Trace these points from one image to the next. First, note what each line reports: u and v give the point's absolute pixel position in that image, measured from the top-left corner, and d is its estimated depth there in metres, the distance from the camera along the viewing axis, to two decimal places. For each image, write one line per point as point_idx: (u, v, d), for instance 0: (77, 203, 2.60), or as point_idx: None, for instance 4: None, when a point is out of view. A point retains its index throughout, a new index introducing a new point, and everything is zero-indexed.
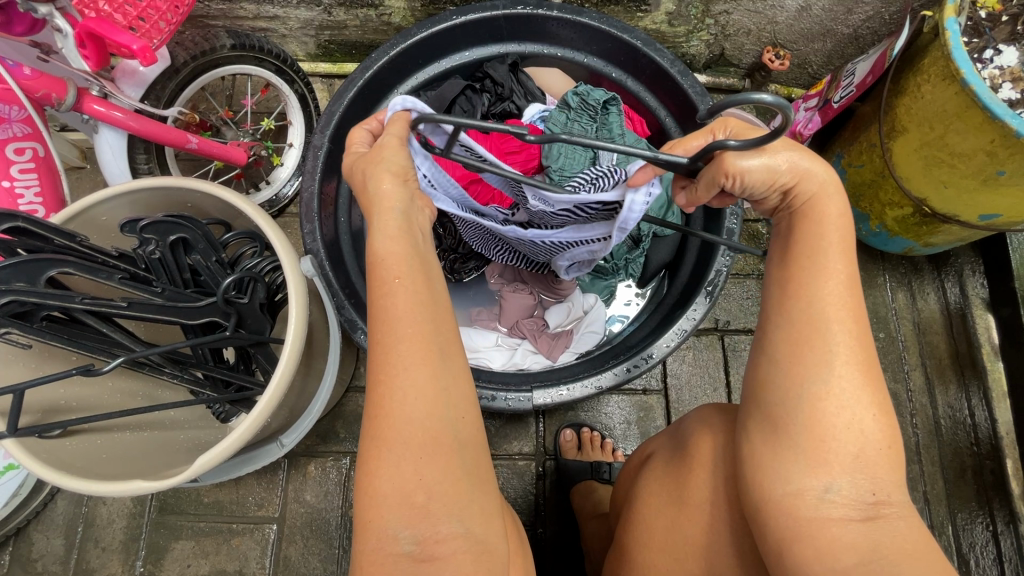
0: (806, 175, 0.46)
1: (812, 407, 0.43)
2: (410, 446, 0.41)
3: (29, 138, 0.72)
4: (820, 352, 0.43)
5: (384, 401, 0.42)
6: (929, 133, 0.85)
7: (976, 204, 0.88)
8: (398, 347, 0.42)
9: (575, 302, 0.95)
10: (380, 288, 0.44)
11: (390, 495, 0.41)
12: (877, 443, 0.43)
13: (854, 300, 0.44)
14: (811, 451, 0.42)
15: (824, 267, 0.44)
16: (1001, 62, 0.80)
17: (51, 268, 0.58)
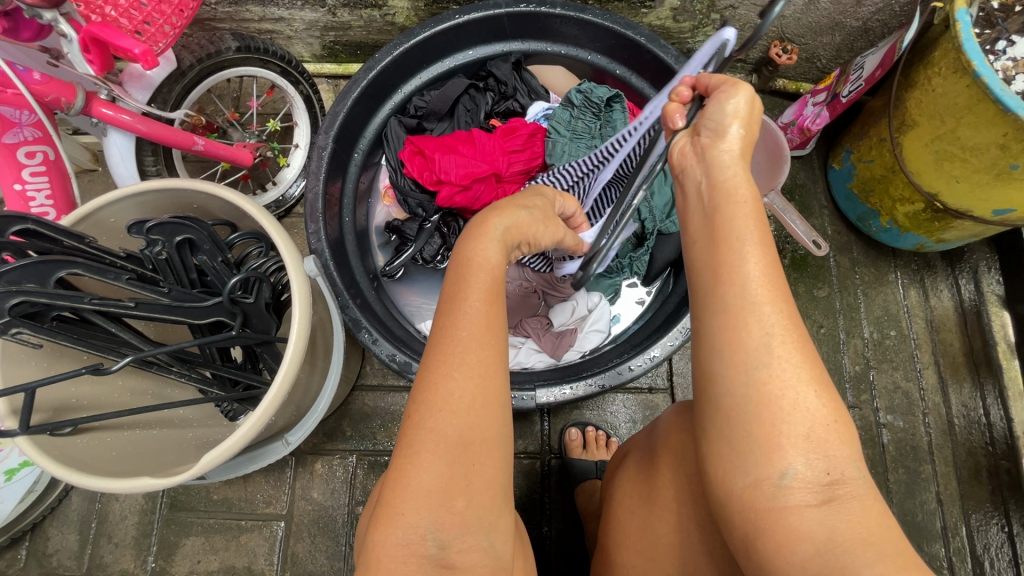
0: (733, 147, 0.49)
1: (757, 390, 0.42)
2: (460, 447, 0.42)
3: (40, 142, 0.73)
4: (757, 333, 0.42)
5: (443, 402, 0.43)
6: (939, 127, 0.84)
7: (988, 199, 0.86)
8: (468, 355, 0.44)
9: (579, 301, 0.92)
10: (470, 294, 0.47)
11: (428, 491, 0.41)
12: (824, 419, 0.41)
13: (775, 277, 0.44)
14: (763, 435, 0.41)
15: (741, 245, 0.45)
16: (1014, 54, 0.78)
17: (60, 269, 0.59)
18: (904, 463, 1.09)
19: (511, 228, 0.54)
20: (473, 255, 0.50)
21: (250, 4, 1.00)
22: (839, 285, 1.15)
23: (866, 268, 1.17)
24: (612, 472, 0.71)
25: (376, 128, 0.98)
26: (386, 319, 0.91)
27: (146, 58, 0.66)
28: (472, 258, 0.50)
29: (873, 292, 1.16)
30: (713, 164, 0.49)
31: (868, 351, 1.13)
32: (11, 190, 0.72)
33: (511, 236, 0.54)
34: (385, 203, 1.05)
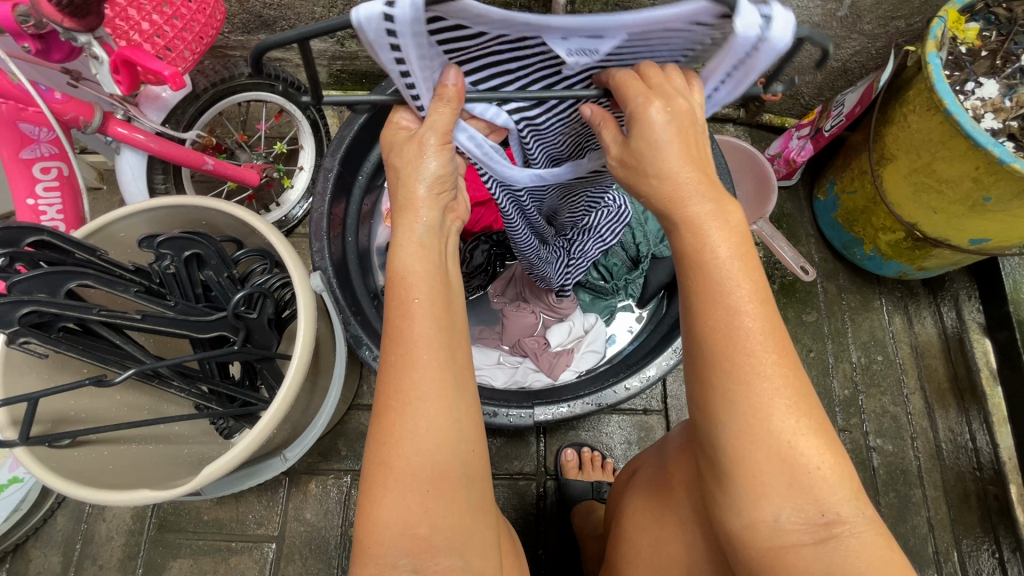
0: (660, 178, 0.40)
1: (753, 444, 0.39)
2: (415, 476, 0.41)
3: (56, 158, 0.73)
4: (746, 396, 0.39)
5: (389, 436, 0.41)
6: (916, 160, 0.89)
7: (965, 229, 0.90)
8: (411, 380, 0.41)
9: (575, 322, 0.96)
10: (406, 314, 0.42)
11: (393, 524, 0.41)
12: (817, 466, 0.40)
13: (765, 319, 0.40)
14: (748, 485, 0.40)
15: (724, 296, 0.39)
16: (983, 94, 0.83)
17: (71, 280, 0.60)
18: (895, 487, 1.11)
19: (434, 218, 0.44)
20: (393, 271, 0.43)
21: (261, 33, 1.05)
22: (826, 311, 1.19)
23: (853, 295, 1.20)
24: (622, 490, 0.71)
25: (381, 152, 1.01)
26: None
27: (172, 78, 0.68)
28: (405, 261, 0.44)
29: (860, 318, 1.19)
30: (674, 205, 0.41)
31: (857, 375, 1.16)
32: (24, 204, 0.72)
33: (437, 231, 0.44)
34: (387, 224, 1.09)
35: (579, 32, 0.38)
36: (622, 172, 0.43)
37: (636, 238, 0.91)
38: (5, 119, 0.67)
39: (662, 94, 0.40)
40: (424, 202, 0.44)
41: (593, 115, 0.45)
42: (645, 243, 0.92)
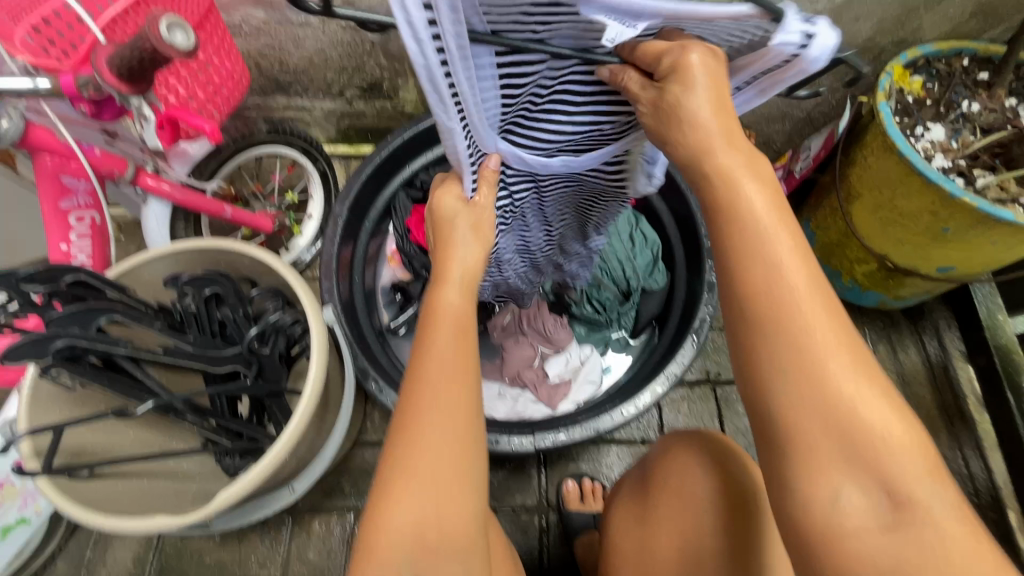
0: (694, 127, 0.45)
1: (813, 420, 0.42)
2: (431, 480, 0.45)
3: (90, 208, 0.79)
4: (805, 374, 0.42)
5: (411, 441, 0.46)
6: (880, 196, 0.96)
7: (932, 258, 0.97)
8: (437, 391, 0.47)
9: (572, 353, 1.00)
10: (437, 338, 0.50)
11: (405, 526, 0.44)
12: (887, 440, 0.41)
13: (820, 298, 0.43)
14: (808, 457, 0.42)
15: (780, 280, 0.43)
16: (932, 136, 0.92)
17: (102, 317, 0.65)
18: None
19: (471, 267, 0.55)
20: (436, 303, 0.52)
21: (276, 95, 1.16)
22: None
23: None
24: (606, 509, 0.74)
25: (386, 199, 1.07)
26: (390, 368, 0.96)
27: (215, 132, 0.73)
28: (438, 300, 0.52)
29: None
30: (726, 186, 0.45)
31: None
32: (57, 249, 0.78)
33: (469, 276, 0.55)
34: (391, 265, 1.15)
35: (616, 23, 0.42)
36: (652, 118, 0.48)
37: (626, 272, 0.98)
38: (49, 172, 0.73)
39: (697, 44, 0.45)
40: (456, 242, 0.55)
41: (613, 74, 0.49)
42: (636, 277, 0.99)
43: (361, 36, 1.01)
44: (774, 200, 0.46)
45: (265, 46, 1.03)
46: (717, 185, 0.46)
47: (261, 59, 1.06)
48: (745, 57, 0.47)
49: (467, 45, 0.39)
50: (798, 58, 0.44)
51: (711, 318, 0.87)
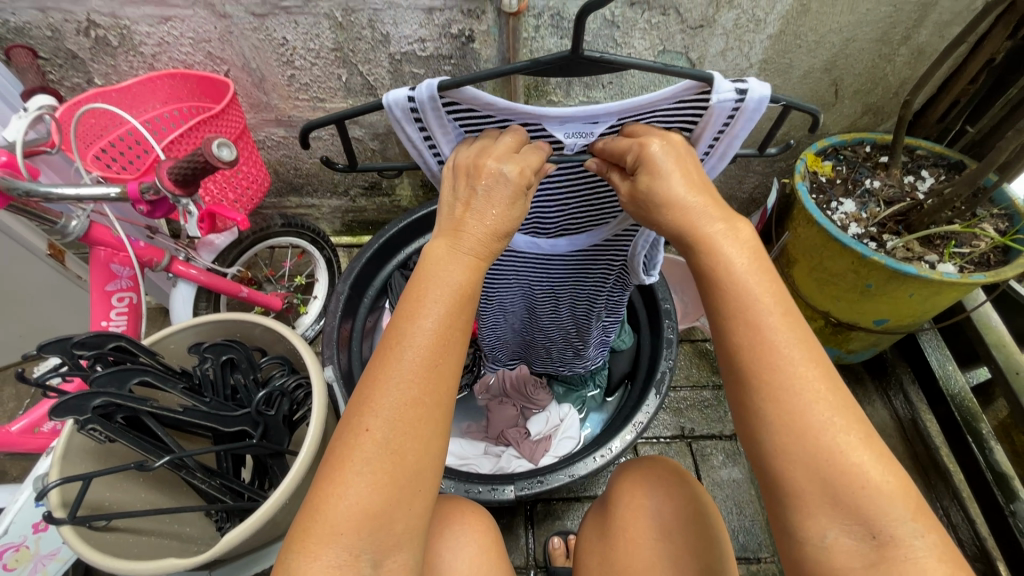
0: (669, 205, 0.53)
1: (800, 468, 0.45)
2: (380, 469, 0.45)
3: (130, 290, 0.92)
4: (793, 425, 0.45)
5: (373, 430, 0.46)
6: (812, 260, 1.11)
7: (868, 312, 1.09)
8: (410, 385, 0.47)
9: (552, 412, 1.08)
10: (416, 343, 0.48)
11: (347, 517, 0.44)
12: (875, 482, 0.44)
13: (806, 346, 0.47)
14: (797, 503, 0.46)
15: (767, 335, 0.47)
16: (845, 209, 1.09)
17: (135, 378, 0.76)
18: None
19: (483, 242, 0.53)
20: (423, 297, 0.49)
21: (290, 196, 1.36)
22: None
23: None
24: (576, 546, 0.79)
25: (382, 279, 1.22)
26: None
27: (246, 224, 0.92)
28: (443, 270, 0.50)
29: None
30: (711, 253, 0.50)
31: None
32: (98, 326, 0.90)
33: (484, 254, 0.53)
34: None
35: (571, 120, 0.57)
36: (632, 204, 0.57)
37: None
38: (102, 262, 0.88)
39: (657, 139, 0.55)
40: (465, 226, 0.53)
41: (600, 168, 0.60)
42: None
43: (364, 146, 1.22)
44: (759, 262, 0.50)
45: (284, 156, 1.24)
46: (697, 251, 0.52)
47: (280, 167, 1.27)
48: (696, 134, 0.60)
49: (448, 133, 0.60)
50: (737, 110, 0.56)
51: (672, 368, 0.98)
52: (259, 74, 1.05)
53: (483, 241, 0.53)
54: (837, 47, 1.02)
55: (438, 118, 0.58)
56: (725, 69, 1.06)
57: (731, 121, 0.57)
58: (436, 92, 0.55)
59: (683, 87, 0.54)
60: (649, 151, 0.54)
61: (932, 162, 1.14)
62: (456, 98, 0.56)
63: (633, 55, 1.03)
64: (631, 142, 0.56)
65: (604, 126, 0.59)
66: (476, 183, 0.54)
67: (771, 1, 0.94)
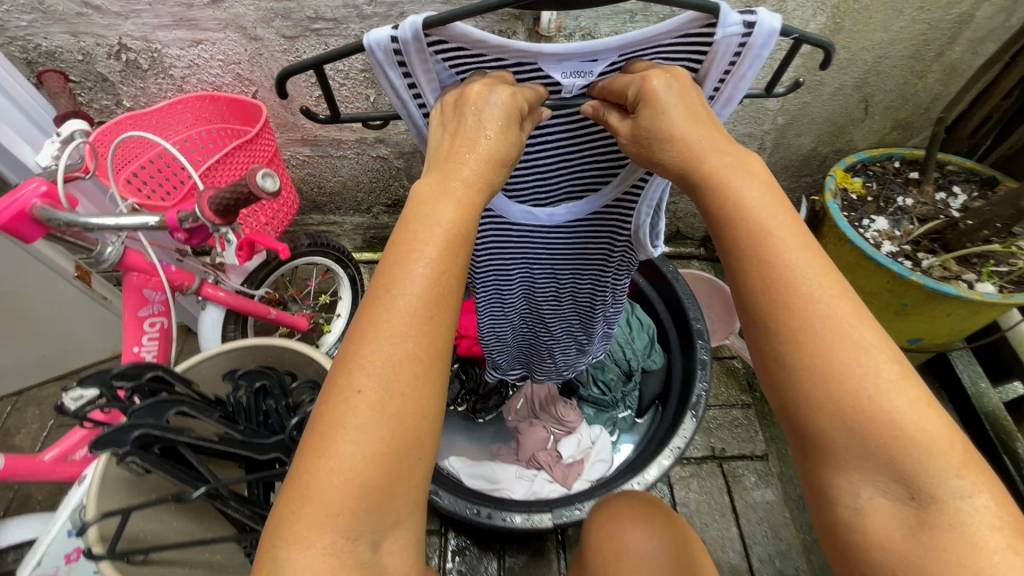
0: (677, 143, 0.49)
1: (835, 423, 0.40)
2: (365, 429, 0.41)
3: (161, 314, 0.91)
4: (824, 377, 0.40)
5: (354, 387, 0.42)
6: (843, 278, 1.10)
7: (901, 330, 1.08)
8: (392, 336, 0.42)
9: (583, 434, 1.07)
10: (402, 293, 0.44)
11: (334, 482, 0.40)
12: (926, 439, 0.38)
13: (839, 291, 0.42)
14: (828, 462, 0.41)
15: (793, 278, 0.42)
16: (877, 227, 1.07)
17: (173, 408, 0.74)
18: None
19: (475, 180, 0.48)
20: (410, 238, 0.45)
21: (313, 213, 1.35)
22: None
23: None
24: None
25: None
26: None
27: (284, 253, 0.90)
28: (435, 210, 0.45)
29: None
30: (717, 193, 0.46)
31: None
32: (130, 351, 0.89)
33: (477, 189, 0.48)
34: None
35: (570, 57, 0.54)
36: (635, 148, 0.53)
37: (626, 353, 1.11)
38: (134, 286, 0.87)
39: (662, 70, 0.51)
40: (457, 162, 0.49)
41: (596, 111, 0.57)
42: (635, 358, 1.12)
43: (389, 165, 1.22)
44: (777, 205, 0.45)
45: (308, 174, 1.24)
46: (709, 192, 0.47)
47: (304, 186, 1.27)
48: (702, 69, 0.55)
49: (433, 79, 0.56)
50: (745, 44, 0.52)
51: (706, 391, 0.96)
52: (288, 95, 1.05)
53: (478, 177, 0.49)
54: (870, 63, 1.01)
55: (425, 62, 0.54)
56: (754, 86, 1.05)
57: (742, 57, 0.53)
58: (421, 29, 0.51)
59: (685, 19, 0.51)
60: (651, 82, 0.51)
61: (964, 177, 1.13)
62: (449, 37, 0.53)
63: None
64: (633, 78, 0.52)
65: (604, 64, 0.56)
66: (470, 118, 0.51)
67: (805, 20, 0.93)
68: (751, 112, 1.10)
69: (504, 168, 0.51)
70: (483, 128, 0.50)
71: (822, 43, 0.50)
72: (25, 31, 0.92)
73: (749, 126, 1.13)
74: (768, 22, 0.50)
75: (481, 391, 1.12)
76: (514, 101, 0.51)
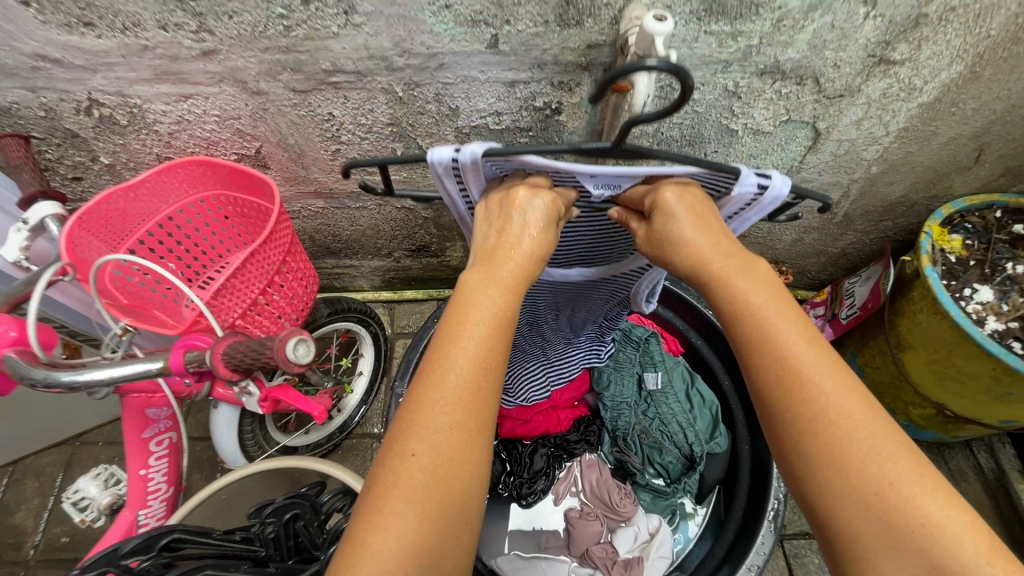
0: (683, 247, 0.55)
1: (849, 504, 0.42)
2: (420, 492, 0.40)
3: (169, 430, 0.81)
4: (835, 459, 0.43)
5: (408, 452, 0.42)
6: (935, 353, 0.98)
7: (994, 413, 0.97)
8: (448, 398, 0.43)
9: (639, 526, 0.98)
10: (455, 364, 0.44)
11: (386, 553, 0.38)
12: (945, 518, 0.40)
13: (846, 381, 0.46)
14: (864, 545, 0.42)
15: (801, 369, 0.46)
16: (981, 298, 0.94)
17: (193, 574, 0.64)
18: None
19: (522, 266, 0.51)
20: (461, 303, 0.48)
21: (326, 258, 1.20)
22: None
23: None
24: None
25: None
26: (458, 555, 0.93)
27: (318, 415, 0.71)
28: (483, 294, 0.48)
29: None
30: (723, 287, 0.52)
31: None
32: (136, 474, 0.78)
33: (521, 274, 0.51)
34: None
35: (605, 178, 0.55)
36: (647, 245, 0.59)
37: (688, 437, 1.01)
38: (136, 408, 0.76)
39: (667, 182, 0.57)
40: (501, 251, 0.52)
41: (620, 216, 0.62)
42: (697, 442, 1.01)
43: (415, 215, 1.06)
44: (779, 297, 0.50)
45: (322, 224, 1.08)
46: (716, 289, 0.52)
47: (316, 234, 1.11)
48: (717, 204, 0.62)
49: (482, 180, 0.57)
50: (761, 196, 0.59)
51: (784, 500, 0.87)
52: (298, 150, 0.87)
53: (521, 266, 0.51)
54: (998, 114, 0.84)
55: (480, 173, 0.55)
56: (855, 137, 0.88)
57: (757, 205, 0.60)
58: (483, 157, 0.52)
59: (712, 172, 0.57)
60: (659, 188, 0.57)
61: None
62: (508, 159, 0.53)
63: (749, 125, 0.85)
64: (646, 189, 0.58)
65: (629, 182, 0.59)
66: (512, 213, 0.53)
67: (936, 69, 0.75)
68: (844, 162, 0.94)
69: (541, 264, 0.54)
70: (515, 214, 0.53)
71: (818, 198, 0.60)
72: None
73: (836, 176, 0.97)
74: (783, 182, 0.58)
75: (525, 474, 1.03)
76: (549, 201, 0.54)
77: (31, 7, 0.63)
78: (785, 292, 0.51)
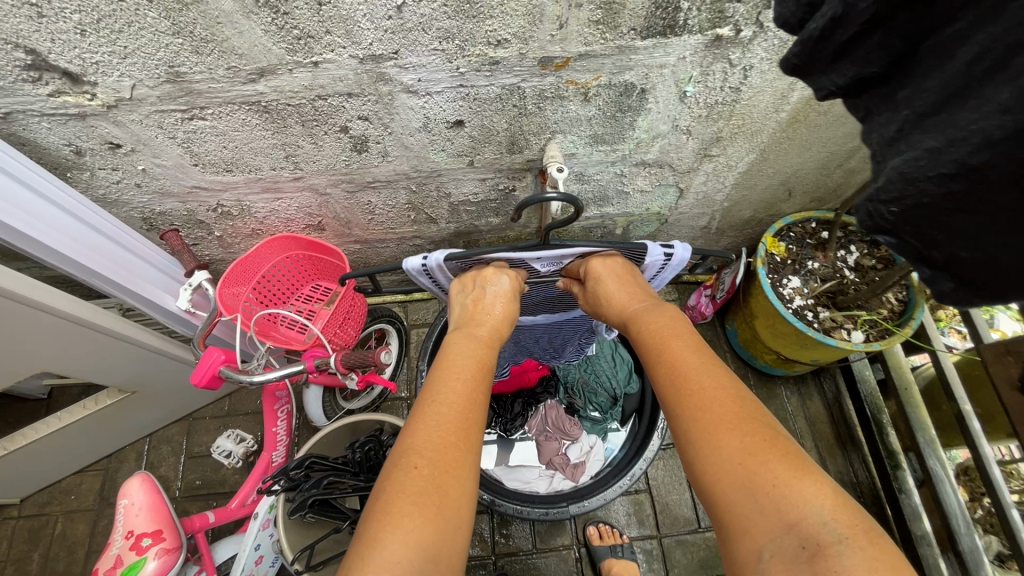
0: (603, 298, 1.04)
1: (727, 486, 0.64)
2: (418, 493, 0.67)
3: (287, 402, 1.32)
4: (715, 453, 0.67)
5: (413, 466, 0.70)
6: (766, 319, 1.51)
7: (806, 355, 1.50)
8: (440, 427, 0.76)
9: (584, 442, 1.53)
10: (443, 404, 0.80)
11: (396, 532, 0.62)
12: (798, 491, 0.60)
13: (728, 402, 0.71)
14: (741, 523, 0.61)
15: (689, 393, 0.74)
16: (790, 285, 1.47)
17: (324, 478, 1.18)
18: None
19: (496, 325, 1.02)
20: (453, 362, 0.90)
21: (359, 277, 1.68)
22: None
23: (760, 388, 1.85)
24: None
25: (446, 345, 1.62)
26: None
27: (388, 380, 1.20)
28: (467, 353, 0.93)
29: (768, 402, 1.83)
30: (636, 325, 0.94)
31: None
32: (270, 429, 1.29)
33: (495, 333, 1.02)
34: None
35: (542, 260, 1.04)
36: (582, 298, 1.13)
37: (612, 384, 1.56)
38: (270, 392, 1.26)
39: (596, 258, 1.07)
40: (491, 317, 1.03)
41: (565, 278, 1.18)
42: (618, 386, 1.56)
43: (422, 247, 1.54)
44: (684, 344, 0.83)
45: (358, 257, 1.55)
46: (630, 325, 0.96)
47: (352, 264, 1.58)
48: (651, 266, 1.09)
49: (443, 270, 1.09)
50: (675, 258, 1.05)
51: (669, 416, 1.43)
52: (346, 220, 1.34)
53: (491, 328, 1.01)
54: (788, 174, 1.34)
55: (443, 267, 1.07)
56: (707, 189, 1.37)
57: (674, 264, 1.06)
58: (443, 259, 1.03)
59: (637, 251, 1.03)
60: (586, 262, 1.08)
61: (859, 237, 1.50)
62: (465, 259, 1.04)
63: (636, 188, 1.33)
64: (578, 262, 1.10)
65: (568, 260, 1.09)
66: (489, 290, 1.07)
67: (740, 157, 1.24)
68: (703, 202, 1.43)
69: (506, 324, 1.04)
70: (488, 300, 1.05)
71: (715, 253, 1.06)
72: (146, 204, 1.18)
73: (701, 210, 1.47)
74: (686, 249, 1.02)
75: (509, 414, 1.58)
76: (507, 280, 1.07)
77: (199, 167, 1.08)
78: (683, 338, 0.85)
